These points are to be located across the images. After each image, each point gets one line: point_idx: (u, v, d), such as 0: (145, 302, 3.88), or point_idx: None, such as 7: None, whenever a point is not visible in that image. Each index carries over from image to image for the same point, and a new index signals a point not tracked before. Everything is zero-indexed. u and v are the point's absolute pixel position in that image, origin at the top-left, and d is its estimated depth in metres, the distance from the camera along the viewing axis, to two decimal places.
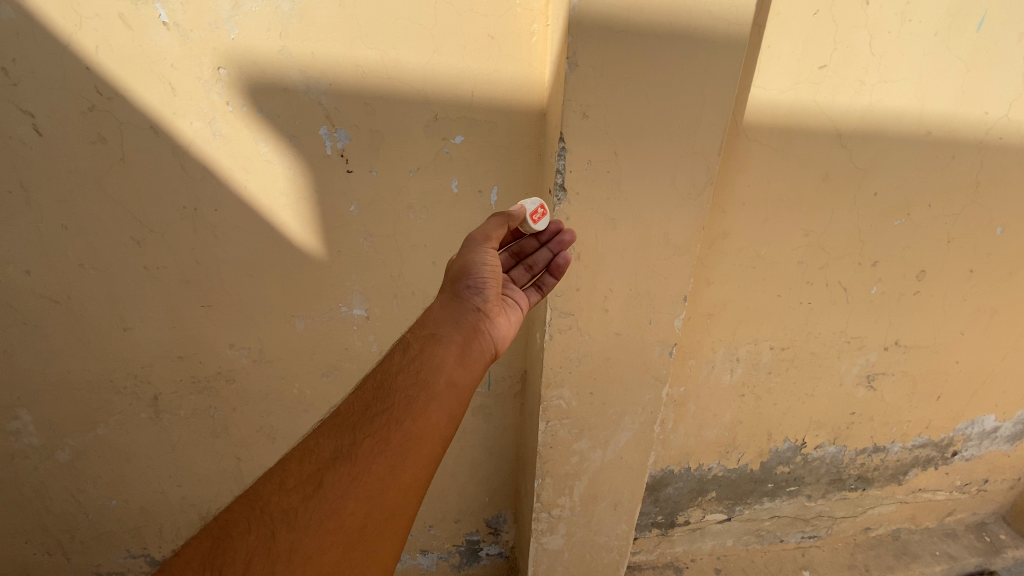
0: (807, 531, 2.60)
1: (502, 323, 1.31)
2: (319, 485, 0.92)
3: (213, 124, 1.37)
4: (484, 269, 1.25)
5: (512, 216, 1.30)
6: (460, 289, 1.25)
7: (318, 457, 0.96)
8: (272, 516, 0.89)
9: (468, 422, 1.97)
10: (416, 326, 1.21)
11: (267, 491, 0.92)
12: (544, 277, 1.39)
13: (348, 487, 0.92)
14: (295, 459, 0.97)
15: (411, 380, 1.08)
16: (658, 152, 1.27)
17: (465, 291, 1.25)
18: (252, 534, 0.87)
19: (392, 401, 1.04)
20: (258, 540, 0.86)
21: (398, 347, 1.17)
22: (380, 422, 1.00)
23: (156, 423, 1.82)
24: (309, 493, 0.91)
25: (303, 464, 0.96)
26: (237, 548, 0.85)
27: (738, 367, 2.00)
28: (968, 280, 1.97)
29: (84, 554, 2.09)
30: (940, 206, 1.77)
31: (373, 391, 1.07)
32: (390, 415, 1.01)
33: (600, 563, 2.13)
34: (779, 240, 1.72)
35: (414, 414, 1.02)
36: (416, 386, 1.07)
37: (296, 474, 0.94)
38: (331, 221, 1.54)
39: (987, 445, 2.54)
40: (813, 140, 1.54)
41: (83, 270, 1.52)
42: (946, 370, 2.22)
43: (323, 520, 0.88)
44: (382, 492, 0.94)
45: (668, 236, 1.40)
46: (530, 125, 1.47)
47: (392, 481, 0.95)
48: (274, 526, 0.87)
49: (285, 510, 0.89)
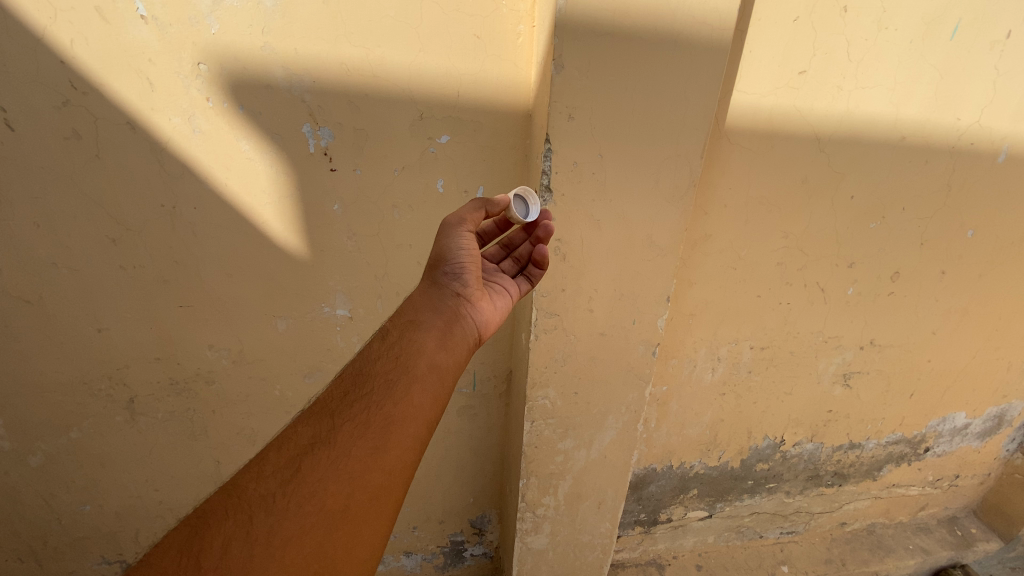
0: (786, 526, 2.65)
1: (485, 307, 1.30)
2: (298, 469, 0.90)
3: (193, 120, 1.34)
4: (462, 254, 1.22)
5: (492, 203, 1.28)
6: (439, 277, 1.23)
7: (296, 443, 0.95)
8: (249, 502, 0.86)
9: (452, 423, 1.97)
10: (395, 314, 1.20)
11: (244, 479, 0.90)
12: (532, 268, 1.36)
13: (329, 470, 0.91)
14: (273, 447, 0.95)
15: (389, 365, 1.07)
16: (643, 154, 1.28)
17: (440, 277, 1.23)
18: (230, 520, 0.84)
19: (370, 385, 1.03)
20: (235, 526, 0.83)
21: (378, 336, 1.16)
22: (360, 406, 0.99)
23: (133, 426, 1.78)
24: (287, 478, 0.89)
25: (280, 450, 0.94)
26: (215, 534, 0.82)
27: (719, 367, 2.04)
28: (941, 281, 2.03)
29: (56, 561, 2.03)
30: (914, 209, 1.82)
31: (351, 378, 1.06)
32: (370, 400, 1.01)
33: (584, 562, 2.14)
34: (759, 241, 1.76)
35: (395, 397, 1.02)
36: (395, 369, 1.06)
37: (274, 460, 0.92)
38: (314, 220, 1.52)
39: (958, 441, 2.62)
40: (793, 143, 1.58)
41: (56, 269, 1.48)
42: (920, 368, 2.29)
43: (303, 502, 0.87)
44: (363, 474, 0.93)
45: (651, 238, 1.41)
46: (515, 125, 1.47)
47: (374, 462, 0.94)
48: (251, 511, 0.85)
49: (262, 495, 0.87)
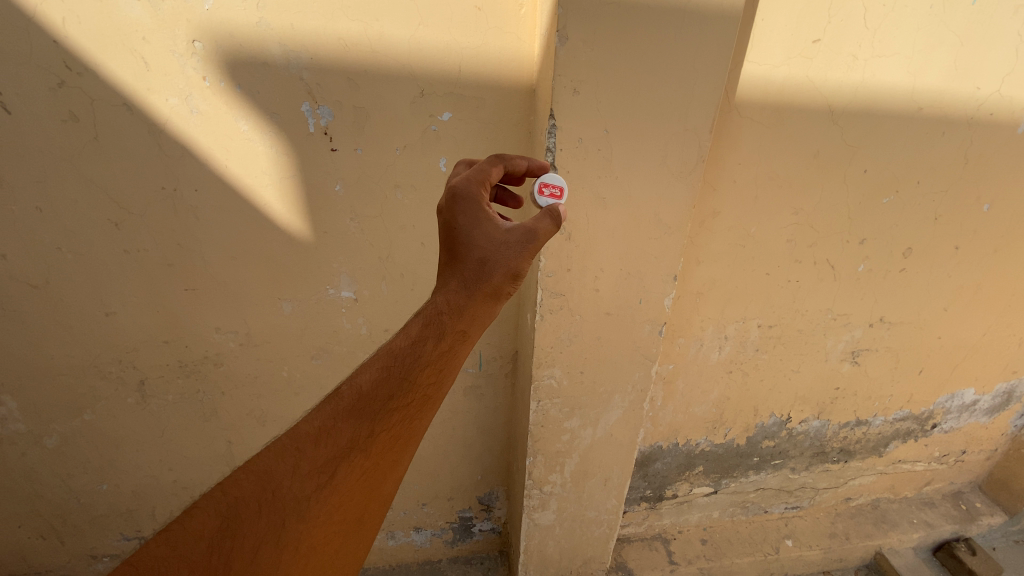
0: (791, 502, 2.67)
1: None
2: (332, 475, 0.82)
3: (190, 100, 1.32)
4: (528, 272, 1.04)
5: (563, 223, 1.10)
6: (502, 287, 1.00)
7: (333, 442, 0.83)
8: (282, 503, 0.79)
9: (459, 403, 1.98)
10: (450, 308, 0.94)
11: (279, 472, 0.81)
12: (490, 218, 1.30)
13: (359, 480, 0.85)
14: (309, 438, 0.83)
15: (432, 382, 0.90)
16: (649, 130, 1.24)
17: (504, 286, 1.00)
18: (262, 520, 0.78)
19: (411, 399, 0.88)
20: (267, 529, 0.78)
21: (426, 329, 0.91)
22: (398, 418, 0.88)
23: (144, 408, 1.80)
24: (322, 483, 0.82)
25: (317, 447, 0.83)
26: (246, 533, 0.78)
27: (726, 345, 2.03)
28: (954, 257, 2.00)
29: (77, 537, 2.08)
30: (929, 183, 1.77)
31: (397, 380, 0.88)
32: (407, 413, 0.88)
33: (591, 537, 2.16)
34: (768, 218, 1.72)
35: (427, 416, 0.91)
36: (437, 388, 0.91)
37: (311, 457, 0.82)
38: (316, 202, 1.50)
39: (966, 418, 2.62)
40: (805, 117, 1.53)
41: (61, 253, 1.48)
42: (930, 345, 2.26)
43: (332, 511, 0.82)
44: (382, 485, 0.88)
45: (659, 215, 1.39)
46: (519, 101, 1.44)
47: (392, 475, 0.89)
48: (284, 514, 0.79)
49: (297, 499, 0.80)
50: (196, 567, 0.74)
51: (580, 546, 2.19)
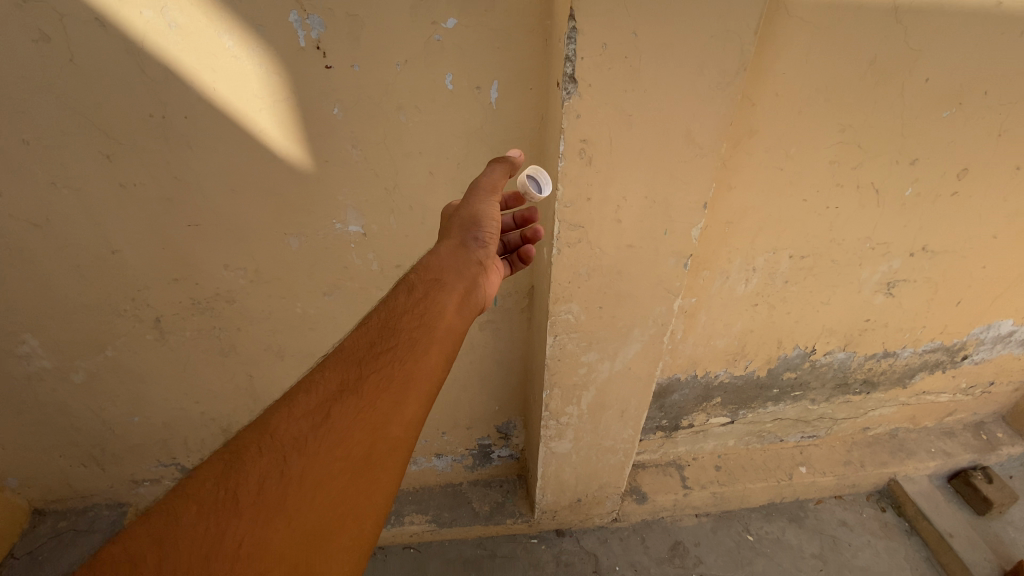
0: (807, 431, 2.67)
1: (494, 281, 1.33)
2: (327, 415, 0.88)
3: (166, 13, 1.18)
4: (490, 219, 1.25)
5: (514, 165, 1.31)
6: (467, 239, 1.25)
7: (324, 389, 0.93)
8: (282, 442, 0.84)
9: (476, 337, 1.96)
10: (420, 271, 1.22)
11: (275, 420, 0.88)
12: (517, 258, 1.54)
13: (358, 417, 0.89)
14: (301, 390, 0.93)
15: (414, 322, 1.07)
16: (685, 32, 1.07)
17: (466, 237, 1.25)
18: (263, 458, 0.82)
19: (396, 341, 1.03)
20: (269, 463, 0.81)
21: (401, 288, 1.18)
22: (386, 358, 0.99)
23: (164, 344, 1.81)
24: (318, 422, 0.87)
25: (308, 394, 0.92)
26: (249, 471, 0.81)
27: (753, 278, 1.93)
28: (1014, 179, 1.81)
29: (117, 464, 2.17)
30: (1000, 93, 1.56)
31: (377, 329, 1.06)
32: (394, 353, 1.00)
33: (607, 464, 2.19)
34: (811, 138, 1.55)
35: (417, 354, 1.01)
36: (420, 327, 1.06)
37: (304, 403, 0.90)
38: (315, 128, 1.38)
39: (1000, 349, 2.52)
40: (865, 14, 1.32)
41: (57, 188, 1.42)
42: (971, 276, 2.13)
43: (333, 447, 0.85)
44: (386, 425, 0.90)
45: (690, 135, 1.24)
46: (534, 3, 1.25)
47: (395, 415, 0.92)
48: (285, 451, 0.83)
49: (295, 437, 0.85)
50: (204, 503, 0.77)
51: (595, 473, 2.21)
